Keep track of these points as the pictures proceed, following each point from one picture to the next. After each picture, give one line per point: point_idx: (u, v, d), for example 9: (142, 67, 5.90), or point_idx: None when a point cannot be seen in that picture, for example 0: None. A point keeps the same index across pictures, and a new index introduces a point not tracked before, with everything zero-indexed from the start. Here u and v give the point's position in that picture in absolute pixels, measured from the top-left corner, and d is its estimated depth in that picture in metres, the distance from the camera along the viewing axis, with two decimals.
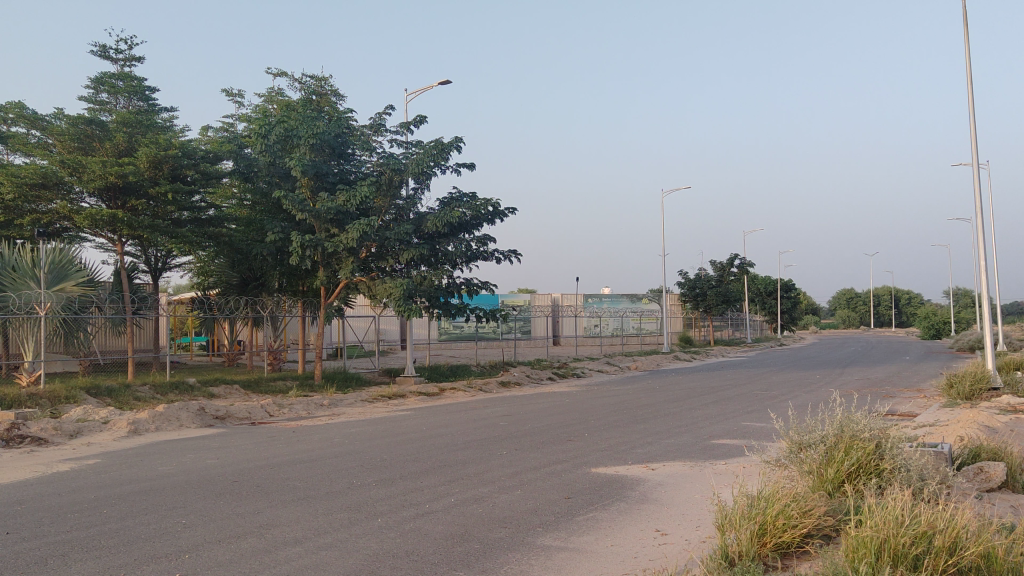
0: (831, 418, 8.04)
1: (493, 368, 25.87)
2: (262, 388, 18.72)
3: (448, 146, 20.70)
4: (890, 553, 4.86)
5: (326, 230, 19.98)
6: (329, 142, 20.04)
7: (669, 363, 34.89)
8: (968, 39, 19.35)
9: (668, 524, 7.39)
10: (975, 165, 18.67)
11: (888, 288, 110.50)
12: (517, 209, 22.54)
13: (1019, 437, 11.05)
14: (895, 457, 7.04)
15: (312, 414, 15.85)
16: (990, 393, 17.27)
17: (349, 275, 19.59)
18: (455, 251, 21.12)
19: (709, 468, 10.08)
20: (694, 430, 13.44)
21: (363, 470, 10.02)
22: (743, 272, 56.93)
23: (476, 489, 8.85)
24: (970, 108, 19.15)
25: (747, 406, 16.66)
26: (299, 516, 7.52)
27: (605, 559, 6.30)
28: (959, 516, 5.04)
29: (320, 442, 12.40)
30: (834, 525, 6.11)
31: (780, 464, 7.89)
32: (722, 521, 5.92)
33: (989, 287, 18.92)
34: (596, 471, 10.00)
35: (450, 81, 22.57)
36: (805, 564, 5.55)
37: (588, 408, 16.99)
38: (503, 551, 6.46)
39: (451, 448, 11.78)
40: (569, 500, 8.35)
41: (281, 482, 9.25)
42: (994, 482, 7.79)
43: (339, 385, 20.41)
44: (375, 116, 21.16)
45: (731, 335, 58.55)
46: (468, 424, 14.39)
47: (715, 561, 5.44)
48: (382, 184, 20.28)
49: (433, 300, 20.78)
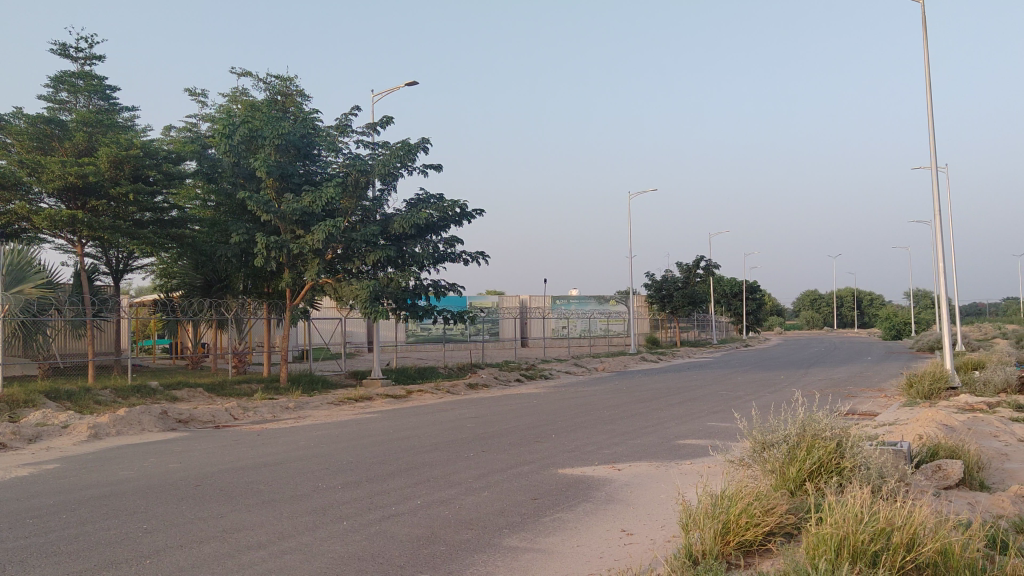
0: (793, 418, 8.12)
1: (460, 369, 25.86)
2: (226, 391, 18.53)
3: (414, 147, 20.65)
4: (849, 550, 4.93)
5: (291, 231, 19.82)
6: (295, 142, 19.88)
7: (635, 363, 35.11)
8: (927, 44, 19.71)
9: (634, 524, 7.43)
10: (932, 168, 19.01)
11: (851, 289, 112.11)
12: (484, 211, 22.53)
13: (976, 435, 11.27)
14: (855, 456, 7.15)
15: (277, 417, 15.73)
16: (948, 392, 17.61)
17: (315, 276, 19.45)
18: (422, 253, 21.08)
19: (675, 469, 10.13)
20: (660, 431, 13.52)
21: (329, 473, 9.95)
22: (709, 273, 57.44)
23: (442, 492, 8.82)
24: (929, 112, 19.49)
25: (711, 406, 16.79)
26: (263, 520, 7.46)
27: (572, 559, 6.32)
28: (916, 513, 5.14)
29: (285, 445, 12.30)
30: (796, 523, 6.18)
31: (743, 464, 7.95)
32: (686, 521, 5.98)
33: (948, 288, 19.26)
34: (564, 473, 10.01)
35: (417, 81, 22.49)
36: (767, 562, 5.60)
37: (555, 410, 17.03)
38: (469, 553, 6.46)
39: (417, 450, 11.73)
40: (535, 501, 8.38)
41: (245, 485, 9.16)
42: (951, 480, 7.92)
43: (305, 388, 20.23)
44: (341, 116, 21.04)
45: (698, 337, 59.06)
46: (435, 426, 14.35)
47: (679, 560, 5.49)
48: (348, 184, 20.17)
49: (400, 302, 20.68)
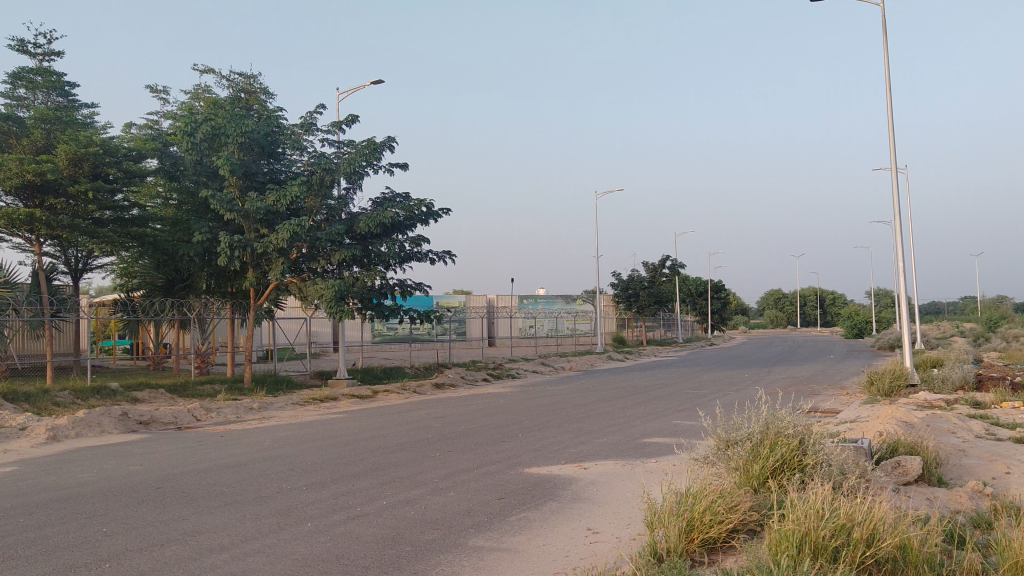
0: (757, 415, 8.19)
1: (426, 369, 25.79)
2: (189, 392, 18.28)
3: (380, 145, 20.57)
4: (811, 546, 4.98)
5: (255, 230, 19.63)
6: (259, 140, 19.71)
7: (602, 363, 35.26)
8: (887, 48, 20.03)
9: (600, 522, 7.45)
10: (893, 169, 19.31)
11: (814, 288, 113.52)
12: (451, 210, 22.47)
13: (934, 432, 11.43)
14: (817, 453, 7.24)
15: (241, 418, 15.55)
16: (907, 390, 17.90)
17: (279, 276, 19.28)
18: (388, 252, 20.98)
19: (640, 467, 10.17)
20: (625, 430, 13.59)
21: (293, 474, 9.86)
22: (675, 273, 57.83)
23: (408, 492, 8.77)
24: (889, 114, 19.79)
25: (676, 405, 16.90)
26: (225, 522, 7.37)
27: (538, 558, 6.31)
28: (876, 509, 5.21)
29: (248, 446, 12.17)
30: (759, 520, 6.23)
31: (708, 462, 8.01)
32: (651, 519, 6.00)
33: (908, 287, 19.57)
34: (530, 472, 10.01)
35: (383, 80, 22.37)
36: (731, 559, 5.64)
37: (521, 409, 17.05)
38: (435, 553, 6.44)
39: (383, 451, 11.65)
40: (502, 501, 8.38)
41: (207, 487, 9.06)
42: (911, 476, 8.05)
43: (269, 388, 20.04)
44: (306, 115, 20.88)
45: (664, 336, 59.52)
46: (401, 426, 14.30)
47: (644, 558, 5.51)
48: (313, 183, 20.02)
49: (366, 301, 20.56)
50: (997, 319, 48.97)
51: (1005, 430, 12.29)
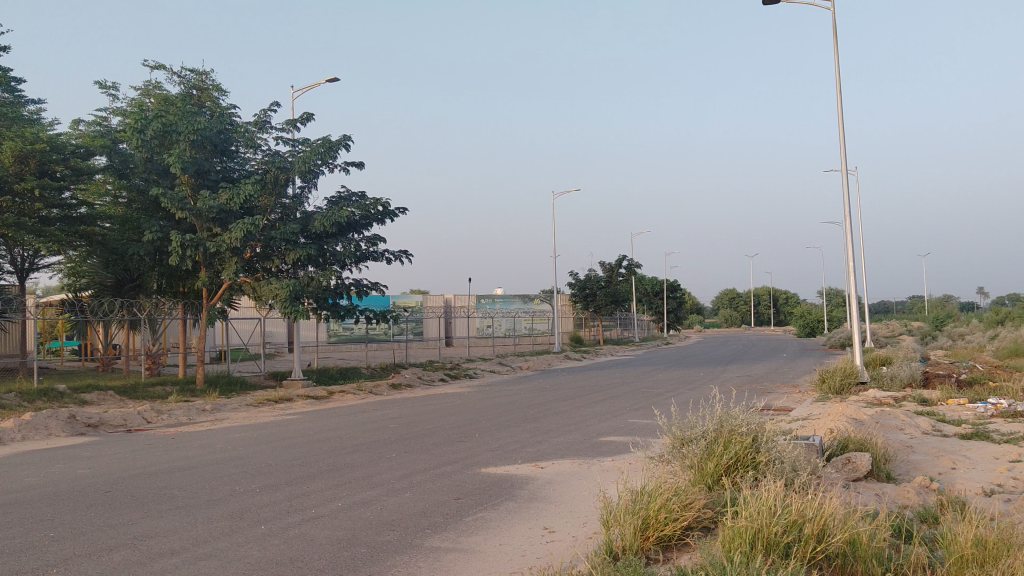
0: (711, 413, 8.27)
1: (383, 370, 25.62)
2: (139, 394, 17.93)
3: (335, 144, 20.41)
4: (763, 542, 5.04)
5: (207, 229, 19.35)
6: (211, 138, 19.43)
7: (559, 362, 35.36)
8: (837, 51, 20.36)
9: (556, 521, 7.46)
10: (844, 170, 19.64)
11: (768, 288, 115.15)
12: (407, 209, 22.37)
13: (883, 428, 11.65)
14: (769, 451, 7.33)
15: (193, 420, 15.30)
16: (858, 388, 18.26)
17: (233, 275, 19.01)
18: (344, 251, 20.81)
19: (596, 466, 10.21)
20: (581, 429, 13.66)
21: (246, 476, 9.73)
22: (631, 273, 58.22)
23: (363, 493, 8.71)
24: (840, 117, 20.12)
25: (632, 404, 17.02)
26: (175, 526, 7.24)
27: (493, 559, 6.30)
28: (826, 505, 5.30)
29: (201, 448, 11.98)
30: (713, 518, 6.28)
31: (663, 460, 8.07)
32: (607, 517, 6.03)
33: (858, 286, 19.93)
34: (486, 472, 9.99)
35: (338, 77, 22.16)
36: (685, 556, 5.67)
37: (477, 409, 17.03)
38: (390, 554, 6.40)
39: (338, 452, 11.54)
40: (458, 501, 8.35)
41: (157, 491, 8.89)
42: (860, 472, 8.20)
43: (223, 389, 19.75)
44: (260, 112, 20.62)
45: (620, 335, 59.91)
46: (357, 427, 14.19)
47: (600, 556, 5.53)
48: (267, 182, 19.79)
49: (321, 301, 20.37)
50: (944, 317, 50.19)
51: (950, 426, 12.58)
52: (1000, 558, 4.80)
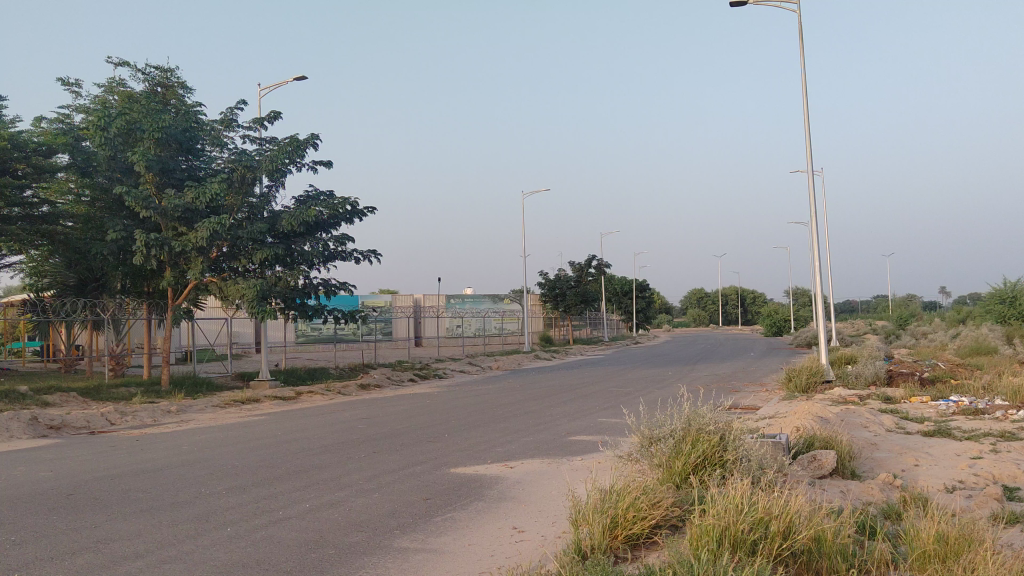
0: (679, 412, 8.31)
1: (352, 370, 25.48)
2: (102, 395, 17.67)
3: (303, 143, 20.28)
4: (730, 539, 5.07)
5: (173, 228, 19.12)
6: (176, 136, 19.21)
7: (529, 362, 35.37)
8: (803, 53, 20.59)
9: (525, 521, 7.46)
10: (810, 171, 19.86)
11: (735, 288, 116.18)
12: (376, 208, 22.26)
13: (848, 426, 11.80)
14: (737, 449, 7.39)
15: (158, 422, 15.11)
16: (823, 387, 18.48)
17: (198, 275, 18.80)
18: (312, 251, 20.65)
19: (565, 466, 10.23)
20: (551, 428, 13.68)
21: (213, 478, 9.62)
22: (601, 273, 58.44)
23: (331, 494, 8.65)
24: (806, 118, 20.35)
25: (601, 403, 17.07)
26: (139, 529, 7.15)
27: (462, 559, 6.28)
28: (792, 502, 5.35)
29: (166, 450, 11.82)
30: (681, 516, 6.31)
31: (632, 459, 8.11)
32: (576, 516, 6.04)
33: (823, 286, 20.17)
34: (455, 472, 9.96)
35: (306, 77, 22.02)
36: (653, 555, 5.69)
37: (447, 409, 17.00)
38: (358, 555, 6.36)
39: (306, 453, 11.45)
40: (427, 502, 8.31)
41: (121, 493, 8.75)
42: (825, 470, 8.29)
43: (189, 389, 19.52)
44: (226, 110, 20.42)
45: (590, 335, 60.09)
46: (326, 428, 14.09)
47: (569, 556, 5.54)
48: (234, 180, 19.62)
49: (289, 301, 20.20)
50: (906, 316, 51.05)
51: (913, 424, 12.77)
52: (961, 553, 4.86)
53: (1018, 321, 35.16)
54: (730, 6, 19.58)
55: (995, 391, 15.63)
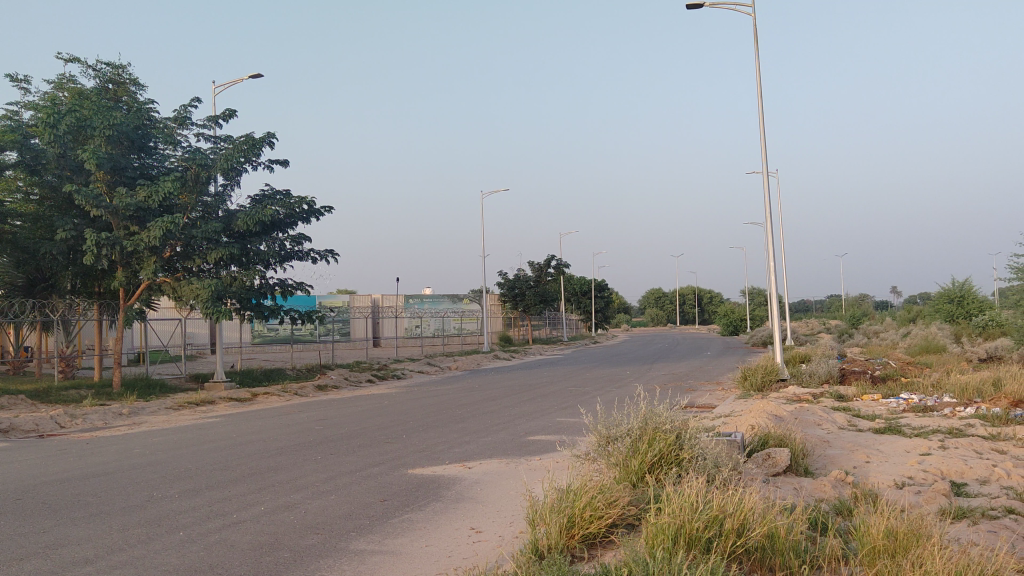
0: (636, 411, 8.36)
1: (309, 370, 25.28)
2: (52, 398, 17.30)
3: (258, 141, 20.08)
4: (685, 537, 5.10)
5: (124, 227, 18.77)
6: (128, 134, 18.90)
7: (488, 362, 35.38)
8: (758, 55, 20.88)
9: (483, 521, 7.45)
10: (764, 173, 20.13)
11: (692, 287, 117.46)
12: (333, 208, 22.11)
13: (801, 424, 11.98)
14: (693, 447, 7.45)
15: (110, 425, 14.83)
16: (778, 385, 18.77)
17: (151, 275, 18.47)
18: (268, 251, 20.40)
19: (523, 465, 10.25)
20: (509, 428, 13.73)
21: (165, 481, 9.47)
22: (559, 273, 58.65)
23: (286, 497, 8.55)
24: (761, 120, 20.61)
25: (559, 402, 17.13)
26: (90, 534, 7.00)
27: (419, 560, 6.25)
28: (746, 499, 5.41)
29: (117, 453, 11.62)
30: (637, 515, 6.33)
31: (589, 458, 8.15)
32: (533, 516, 6.05)
33: (777, 285, 20.50)
34: (413, 473, 9.92)
35: (261, 73, 21.78)
36: (609, 554, 5.71)
37: (405, 409, 16.96)
38: (314, 558, 6.31)
39: (261, 455, 11.31)
40: (384, 503, 8.26)
41: (70, 498, 8.57)
42: (779, 467, 8.40)
43: (142, 391, 19.16)
44: (180, 108, 20.13)
45: (549, 334, 60.27)
46: (282, 430, 13.97)
47: (526, 555, 5.54)
48: (188, 179, 19.36)
49: (245, 302, 19.95)
50: (858, 315, 52.16)
51: (864, 420, 13.02)
52: (909, 548, 4.96)
53: (966, 319, 36.08)
54: (687, 8, 19.79)
55: (944, 389, 15.98)
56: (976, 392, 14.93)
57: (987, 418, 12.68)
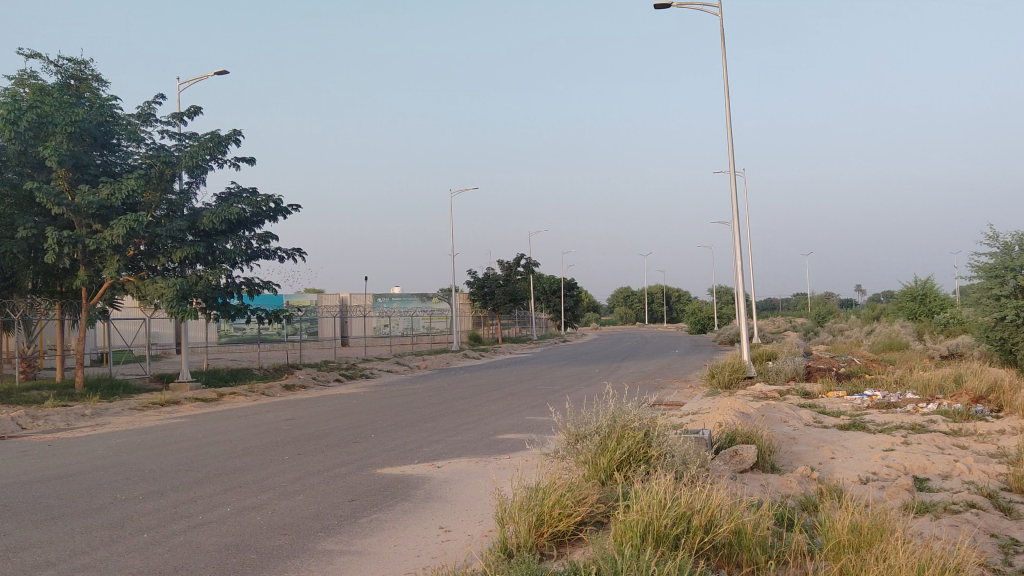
0: (605, 409, 8.37)
1: (276, 371, 25.00)
2: (12, 399, 16.99)
3: (224, 138, 19.88)
4: (653, 535, 5.11)
5: (86, 225, 18.46)
6: (90, 131, 18.61)
7: (458, 361, 35.29)
8: (725, 55, 21.06)
9: (451, 521, 7.41)
10: (731, 173, 20.30)
11: (660, 287, 118.26)
12: (300, 206, 21.91)
13: (768, 421, 12.08)
14: (661, 445, 7.49)
15: (73, 426, 14.59)
16: (745, 382, 18.93)
17: (114, 274, 18.19)
18: (234, 250, 20.17)
19: (492, 464, 10.21)
20: (479, 427, 13.69)
21: (130, 483, 9.32)
22: (529, 272, 58.67)
23: (254, 497, 8.46)
24: (727, 119, 20.78)
25: (528, 401, 17.09)
26: (52, 536, 6.88)
27: (387, 560, 6.22)
28: (714, 496, 5.44)
29: (79, 455, 11.42)
30: (606, 512, 6.34)
31: (558, 456, 8.15)
32: (502, 515, 6.03)
33: (745, 283, 20.70)
34: (381, 472, 9.86)
35: (226, 70, 21.49)
36: (578, 551, 5.72)
37: (374, 409, 16.84)
38: (283, 559, 6.25)
39: (227, 456, 11.15)
40: (353, 503, 8.20)
41: (32, 500, 8.40)
42: (746, 464, 8.46)
43: (106, 392, 18.87)
44: (143, 104, 19.83)
45: (519, 333, 60.33)
46: (249, 430, 13.82)
47: (496, 554, 5.53)
48: (152, 176, 19.10)
49: (210, 301, 19.72)
50: (823, 313, 52.73)
51: (830, 417, 13.20)
52: (873, 542, 5.02)
53: (928, 316, 36.60)
54: (654, 8, 19.88)
55: (907, 386, 16.22)
56: (939, 389, 15.18)
57: (949, 414, 12.89)
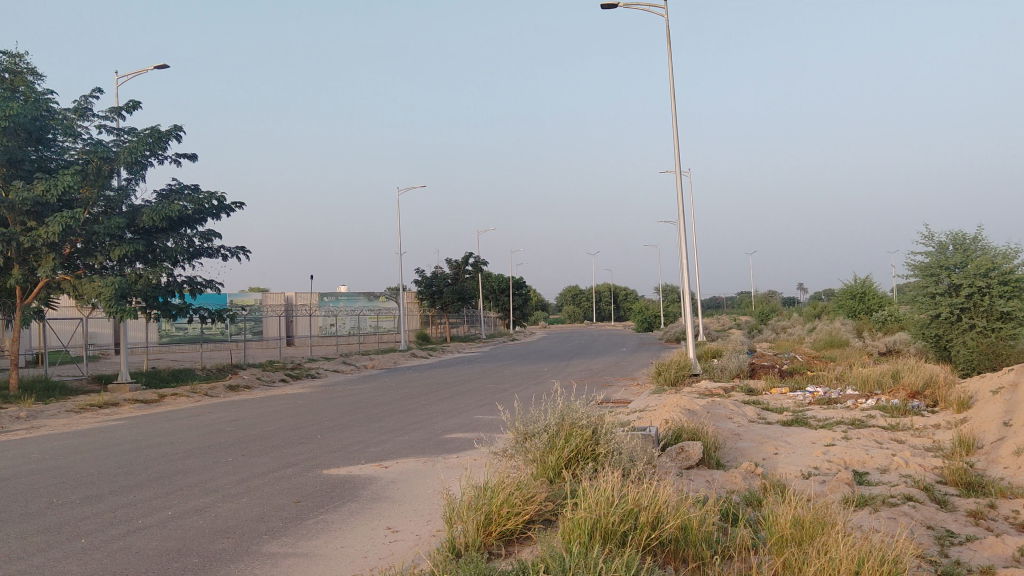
0: (553, 407, 8.36)
1: (220, 371, 24.58)
2: None
3: (165, 134, 19.47)
4: (601, 531, 5.11)
5: (20, 222, 17.90)
6: (25, 125, 18.05)
7: (406, 361, 35.12)
8: (670, 57, 21.35)
9: (399, 521, 7.35)
10: (676, 173, 20.58)
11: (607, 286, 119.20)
12: (245, 204, 21.55)
13: (713, 418, 12.23)
14: (608, 442, 7.52)
15: (6, 429, 14.13)
16: (691, 379, 19.16)
17: (50, 272, 17.68)
18: (175, 248, 19.76)
19: (441, 463, 10.15)
20: (427, 426, 13.61)
21: (67, 486, 9.05)
22: (477, 271, 58.70)
23: (196, 500, 8.28)
24: (673, 120, 21.09)
25: (475, 400, 17.05)
26: None
27: (334, 561, 6.15)
28: (660, 493, 5.47)
29: (13, 458, 11.06)
30: (554, 510, 6.35)
31: (506, 454, 8.13)
32: (450, 515, 5.99)
33: (690, 282, 20.97)
34: (327, 473, 9.74)
35: (166, 64, 21.01)
36: (525, 550, 5.71)
37: (321, 409, 16.65)
38: (226, 562, 6.12)
39: (168, 458, 10.90)
40: (297, 504, 8.08)
41: None
42: (692, 460, 8.54)
43: (41, 393, 18.35)
44: (80, 98, 19.29)
45: (468, 332, 60.30)
46: (192, 431, 13.55)
47: (443, 554, 5.49)
48: (90, 172, 18.63)
49: (151, 300, 19.28)
50: (766, 311, 53.57)
51: (773, 413, 13.44)
52: (815, 536, 5.10)
53: (866, 314, 37.45)
54: (602, 8, 20.06)
55: (846, 382, 16.58)
56: (877, 384, 15.56)
57: (887, 409, 13.19)
